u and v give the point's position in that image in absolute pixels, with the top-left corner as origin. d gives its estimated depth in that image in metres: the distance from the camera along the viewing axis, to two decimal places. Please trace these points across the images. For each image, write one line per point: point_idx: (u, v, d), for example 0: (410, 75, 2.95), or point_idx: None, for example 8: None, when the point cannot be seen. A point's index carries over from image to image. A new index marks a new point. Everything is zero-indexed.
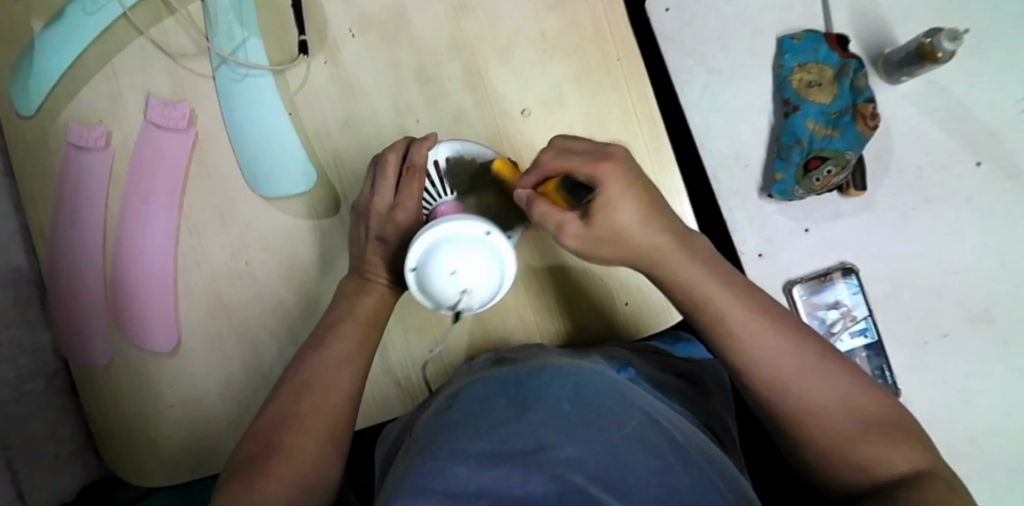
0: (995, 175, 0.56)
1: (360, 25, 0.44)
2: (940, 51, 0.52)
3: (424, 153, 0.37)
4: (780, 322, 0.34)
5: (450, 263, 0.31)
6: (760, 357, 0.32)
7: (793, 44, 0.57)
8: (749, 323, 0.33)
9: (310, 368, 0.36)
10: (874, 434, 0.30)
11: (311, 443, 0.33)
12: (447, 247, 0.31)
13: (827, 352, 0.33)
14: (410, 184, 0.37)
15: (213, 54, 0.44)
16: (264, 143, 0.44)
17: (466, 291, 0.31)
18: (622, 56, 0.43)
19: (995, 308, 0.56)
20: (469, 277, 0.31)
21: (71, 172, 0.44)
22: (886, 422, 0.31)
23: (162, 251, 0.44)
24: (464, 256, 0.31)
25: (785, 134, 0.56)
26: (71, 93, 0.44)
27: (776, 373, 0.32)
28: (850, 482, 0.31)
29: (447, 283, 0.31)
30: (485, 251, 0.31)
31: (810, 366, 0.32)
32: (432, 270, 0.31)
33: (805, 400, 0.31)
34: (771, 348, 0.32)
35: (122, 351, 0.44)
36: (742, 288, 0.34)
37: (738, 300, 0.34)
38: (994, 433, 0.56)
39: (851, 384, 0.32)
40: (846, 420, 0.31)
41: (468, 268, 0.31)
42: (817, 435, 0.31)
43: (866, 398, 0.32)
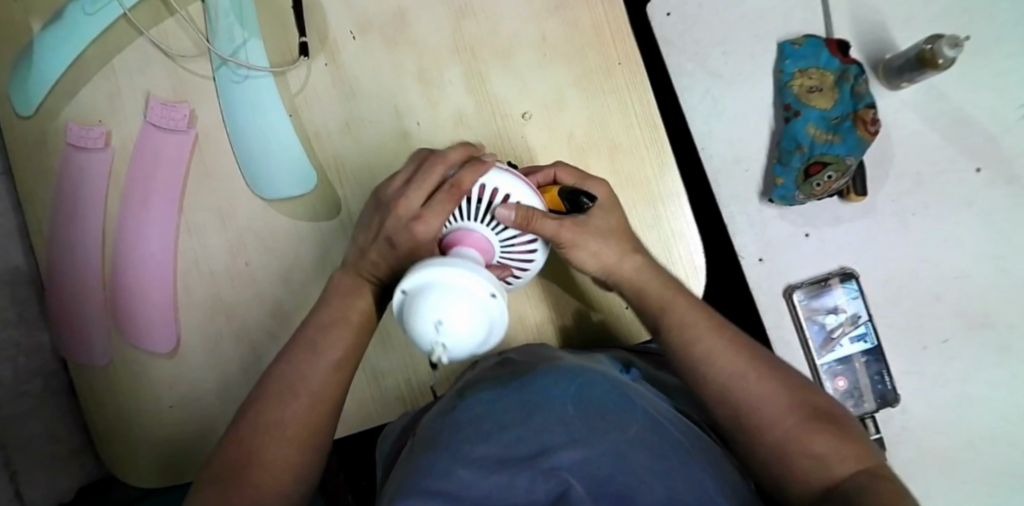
0: (994, 181, 0.56)
1: (360, 27, 0.44)
2: (941, 57, 0.52)
3: (472, 179, 0.34)
4: (718, 332, 0.36)
5: (435, 313, 0.27)
6: (699, 356, 0.35)
7: (795, 48, 0.57)
8: (692, 329, 0.36)
9: (293, 372, 0.35)
10: (819, 430, 0.30)
11: (290, 454, 0.33)
12: (443, 291, 0.28)
13: (763, 360, 0.34)
14: (444, 202, 0.34)
15: (213, 55, 0.44)
16: (264, 145, 0.43)
17: (440, 345, 0.28)
18: (624, 60, 0.43)
19: (994, 313, 0.56)
20: (450, 335, 0.27)
21: (71, 172, 0.44)
22: (827, 419, 0.31)
23: (160, 253, 0.44)
24: (457, 309, 0.27)
25: (786, 138, 0.57)
26: (70, 92, 0.44)
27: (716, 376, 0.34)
28: (802, 487, 0.29)
29: (423, 329, 0.28)
30: (483, 312, 0.28)
31: (742, 365, 0.34)
32: (413, 309, 0.28)
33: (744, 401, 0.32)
34: (707, 351, 0.35)
35: (121, 351, 0.44)
36: (683, 306, 0.37)
37: (678, 314, 0.37)
38: (994, 439, 0.56)
39: (787, 383, 0.33)
40: (787, 417, 0.31)
41: (457, 323, 0.27)
42: (760, 435, 0.31)
43: (805, 397, 0.33)
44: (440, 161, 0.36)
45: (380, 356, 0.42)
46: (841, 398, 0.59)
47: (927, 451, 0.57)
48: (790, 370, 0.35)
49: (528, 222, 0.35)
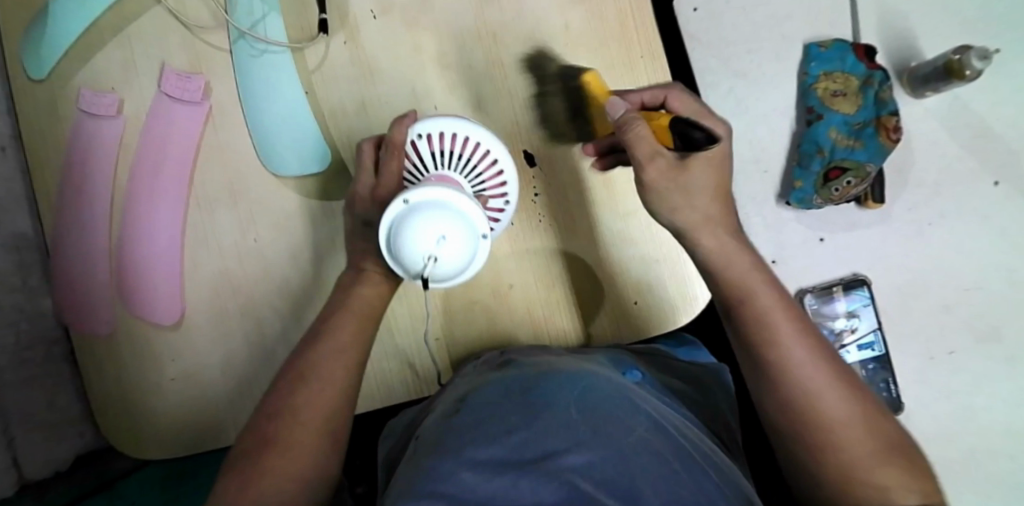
0: (1010, 194, 0.57)
1: (382, 6, 0.43)
2: (968, 69, 0.53)
3: (403, 130, 0.36)
4: (803, 338, 0.32)
5: (440, 226, 0.30)
6: (784, 359, 0.31)
7: (821, 50, 0.57)
8: (775, 330, 0.32)
9: (312, 359, 0.36)
10: (892, 461, 0.28)
11: (306, 438, 0.33)
12: (447, 213, 0.30)
13: (844, 376, 0.31)
14: (390, 162, 0.36)
15: (231, 27, 0.43)
16: (279, 121, 0.43)
17: (432, 258, 0.30)
18: (646, 53, 0.43)
19: (999, 326, 0.56)
20: (446, 250, 0.30)
21: (82, 138, 0.43)
22: (905, 456, 0.28)
23: (169, 225, 0.43)
24: (456, 232, 0.30)
25: (806, 141, 0.56)
26: (84, 58, 0.43)
27: (796, 386, 0.31)
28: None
29: (422, 240, 0.30)
30: (473, 244, 0.31)
31: (828, 376, 0.31)
32: (418, 217, 0.30)
33: (823, 417, 0.29)
34: (797, 357, 0.31)
35: (125, 322, 0.44)
36: (774, 304, 0.34)
37: (765, 309, 0.33)
38: (994, 451, 0.56)
39: (872, 410, 0.30)
40: (862, 443, 0.28)
41: (452, 244, 0.30)
42: (827, 454, 0.29)
43: (882, 424, 0.29)
44: (394, 147, 0.36)
45: (386, 339, 0.42)
46: None
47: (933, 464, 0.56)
48: (872, 394, 0.31)
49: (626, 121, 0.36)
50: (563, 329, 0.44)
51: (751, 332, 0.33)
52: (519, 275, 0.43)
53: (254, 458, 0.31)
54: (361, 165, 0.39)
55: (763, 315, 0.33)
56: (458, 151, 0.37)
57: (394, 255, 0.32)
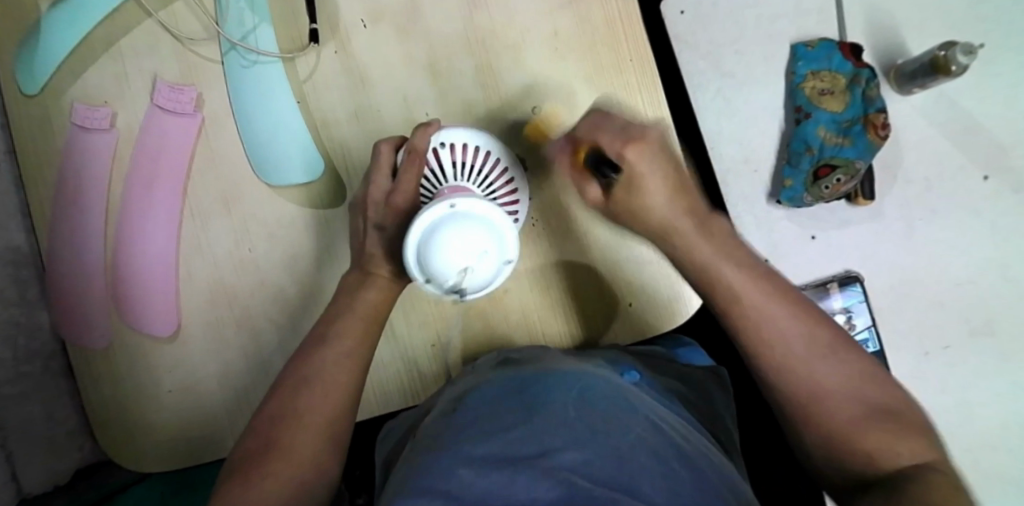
0: (1002, 189, 0.56)
1: (371, 15, 0.44)
2: (954, 64, 0.53)
3: (426, 138, 0.36)
4: (781, 307, 0.31)
5: (483, 243, 0.30)
6: (758, 337, 0.31)
7: (808, 50, 0.56)
8: (749, 306, 0.31)
9: (312, 364, 0.35)
10: (879, 424, 0.28)
11: (309, 443, 0.33)
12: (485, 229, 0.31)
13: (833, 341, 0.31)
14: (410, 168, 0.36)
15: (223, 39, 0.44)
16: (272, 130, 0.43)
17: (466, 271, 0.30)
18: (636, 56, 0.43)
19: (995, 321, 0.56)
20: (481, 264, 0.31)
21: (75, 153, 0.44)
22: (894, 416, 0.29)
23: (165, 237, 0.44)
24: (490, 250, 0.31)
25: (795, 141, 0.56)
26: (77, 72, 0.43)
27: (772, 363, 0.30)
28: (847, 471, 0.28)
29: (462, 252, 0.30)
30: (496, 265, 0.32)
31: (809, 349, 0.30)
32: (464, 229, 0.30)
33: (805, 391, 0.29)
34: (777, 327, 0.31)
35: (121, 335, 0.44)
36: (747, 274, 0.32)
37: (735, 285, 0.32)
38: (992, 446, 0.56)
39: (858, 370, 0.30)
40: (847, 411, 0.29)
41: (484, 261, 0.31)
42: (814, 423, 0.29)
43: (869, 388, 0.29)
44: (414, 153, 0.36)
45: (383, 345, 0.42)
46: None
47: None
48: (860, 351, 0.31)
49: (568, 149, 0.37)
50: (557, 334, 0.44)
51: (723, 313, 0.32)
52: (515, 280, 0.43)
53: (258, 461, 0.31)
54: (377, 167, 0.38)
55: (741, 298, 0.32)
56: (473, 163, 0.40)
57: (422, 256, 0.31)
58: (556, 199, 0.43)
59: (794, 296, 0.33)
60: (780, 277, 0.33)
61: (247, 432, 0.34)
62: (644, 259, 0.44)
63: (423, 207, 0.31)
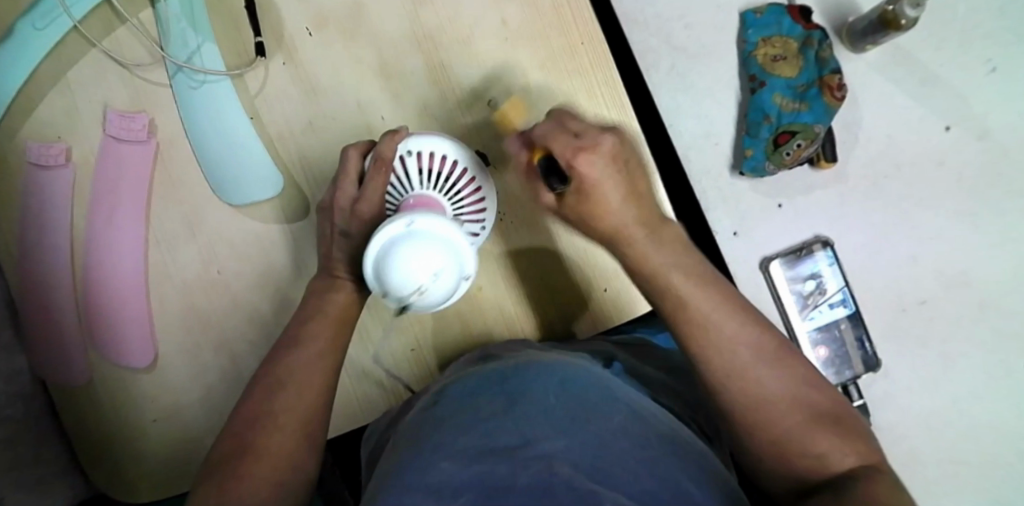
0: (966, 138, 0.55)
1: (316, 21, 0.43)
2: (903, 18, 0.51)
3: (394, 147, 0.36)
4: (733, 317, 0.33)
5: (438, 263, 0.30)
6: (709, 350, 0.32)
7: (757, 17, 0.56)
8: (699, 318, 0.32)
9: (286, 364, 0.35)
10: (822, 427, 0.30)
11: (285, 441, 0.33)
12: (442, 247, 0.30)
13: (779, 351, 0.32)
14: (377, 177, 0.36)
15: (168, 61, 0.43)
16: (225, 148, 0.43)
17: (420, 289, 0.30)
18: (586, 38, 0.42)
19: (972, 272, 0.56)
20: (437, 283, 0.30)
21: (33, 192, 0.43)
22: (830, 417, 0.31)
23: (132, 267, 0.43)
24: (447, 268, 0.30)
25: (753, 109, 0.55)
26: (25, 110, 0.43)
27: (718, 370, 0.32)
28: (792, 475, 0.30)
29: (416, 270, 0.29)
30: (452, 282, 0.31)
31: (759, 360, 0.32)
32: (420, 248, 0.30)
33: (752, 397, 0.31)
34: (725, 335, 0.32)
35: (99, 369, 0.43)
36: (699, 290, 0.33)
37: (692, 304, 0.33)
38: (976, 396, 0.56)
39: (798, 376, 0.32)
40: (791, 417, 0.30)
41: (443, 278, 0.30)
42: (762, 428, 0.30)
43: (812, 395, 0.31)
44: (381, 162, 0.36)
45: (358, 353, 0.42)
46: (825, 366, 0.58)
47: (910, 410, 0.56)
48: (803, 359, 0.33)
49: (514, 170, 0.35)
50: (534, 327, 0.44)
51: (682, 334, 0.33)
52: (486, 276, 0.43)
53: (236, 460, 0.31)
54: (343, 174, 0.38)
55: (694, 313, 0.32)
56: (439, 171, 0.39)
57: (377, 272, 0.31)
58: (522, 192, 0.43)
59: (742, 304, 0.34)
60: (730, 286, 0.35)
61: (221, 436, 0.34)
62: None
63: (381, 224, 0.31)
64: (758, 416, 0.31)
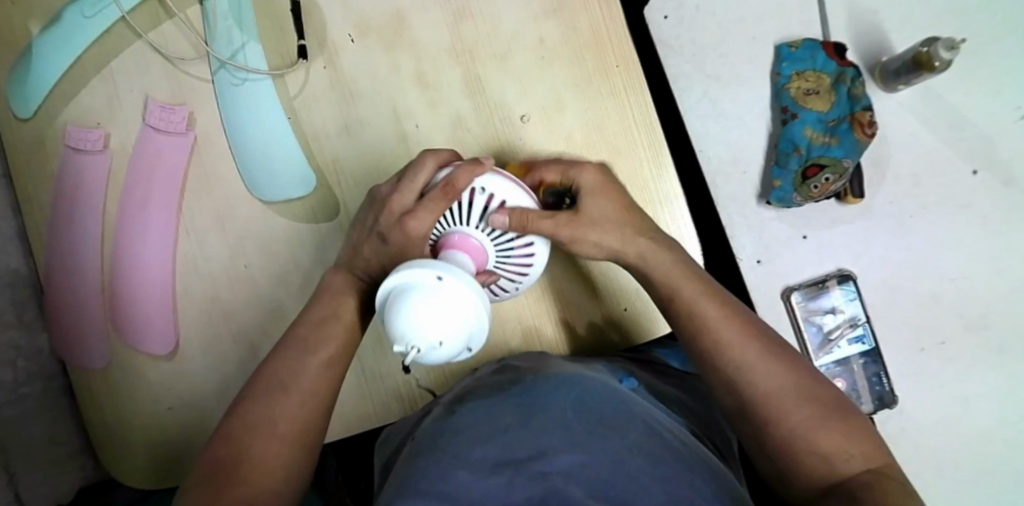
0: (992, 183, 0.56)
1: (359, 29, 0.44)
2: (937, 60, 0.52)
3: (463, 182, 0.33)
4: (734, 320, 0.35)
5: (447, 335, 0.26)
6: (720, 354, 0.34)
7: (792, 51, 0.56)
8: (706, 316, 0.35)
9: (290, 367, 0.35)
10: (831, 425, 0.31)
11: (282, 448, 0.33)
12: (461, 322, 0.27)
13: (782, 353, 0.34)
14: (430, 203, 0.33)
15: (212, 57, 0.44)
16: (263, 145, 0.44)
17: (414, 347, 0.26)
18: (621, 63, 0.43)
19: (991, 315, 0.56)
20: (437, 348, 0.27)
21: (70, 175, 0.44)
22: (839, 413, 0.31)
23: (160, 255, 0.44)
24: (454, 341, 0.27)
25: (783, 141, 0.56)
26: (69, 95, 0.44)
27: (727, 367, 0.33)
28: (808, 480, 0.30)
29: (422, 332, 0.26)
30: (451, 355, 0.28)
31: (762, 358, 0.33)
32: (433, 312, 0.26)
33: (761, 396, 0.32)
34: (726, 335, 0.34)
35: (119, 354, 0.44)
36: (701, 294, 0.36)
37: (701, 304, 0.35)
38: (991, 441, 0.55)
39: (805, 374, 0.33)
40: (797, 415, 0.31)
41: (445, 349, 0.27)
42: (770, 426, 0.31)
43: (817, 393, 0.32)
44: (448, 190, 0.33)
45: (376, 357, 0.43)
46: None
47: (926, 452, 0.56)
48: (803, 362, 0.34)
49: (524, 224, 0.34)
50: (554, 342, 0.44)
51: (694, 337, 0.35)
52: None
53: (232, 469, 0.31)
54: (410, 177, 0.35)
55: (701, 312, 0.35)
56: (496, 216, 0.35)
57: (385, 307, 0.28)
58: None
59: (742, 310, 0.36)
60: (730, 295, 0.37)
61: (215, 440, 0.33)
62: None
63: (414, 263, 0.28)
64: (765, 413, 0.32)
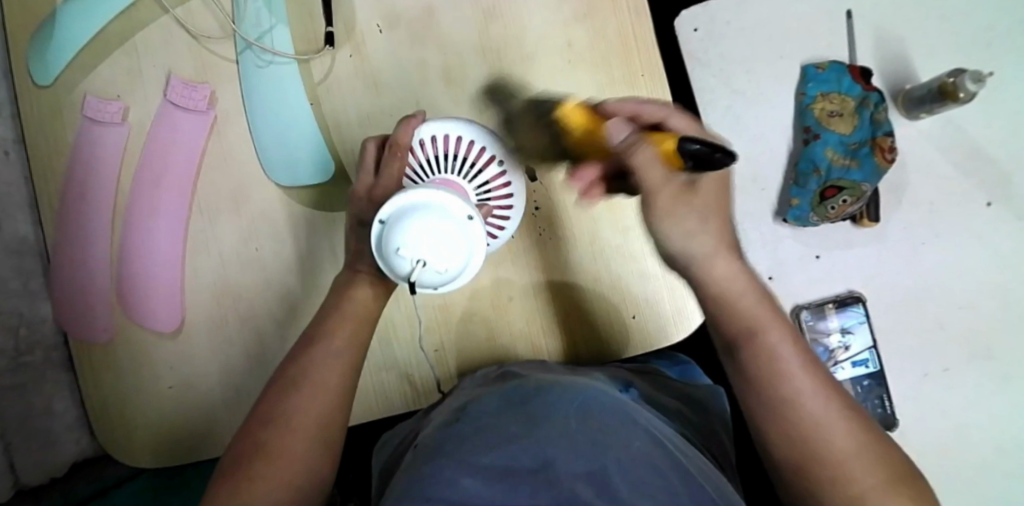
0: (1005, 215, 0.56)
1: (387, 20, 0.44)
2: (961, 91, 0.52)
3: (408, 131, 0.36)
4: (807, 367, 0.32)
5: (447, 260, 0.29)
6: (787, 403, 0.31)
7: (819, 72, 0.56)
8: (777, 358, 0.32)
9: (302, 363, 0.35)
10: (898, 495, 0.27)
11: (299, 443, 0.33)
12: (461, 262, 0.30)
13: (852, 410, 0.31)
14: (392, 160, 0.35)
15: (239, 39, 0.44)
16: (287, 130, 0.44)
17: (420, 261, 0.29)
18: (648, 71, 0.43)
19: (995, 346, 0.56)
20: (429, 267, 0.29)
21: (87, 146, 0.44)
22: (903, 483, 0.28)
23: (172, 233, 0.44)
24: (444, 267, 0.29)
25: (804, 160, 0.57)
26: (90, 66, 0.44)
27: (794, 415, 0.30)
28: None
29: (432, 243, 0.29)
30: (433, 277, 0.29)
31: (831, 410, 0.30)
32: (450, 238, 0.29)
33: (826, 449, 0.29)
34: (791, 379, 0.31)
35: (122, 329, 0.44)
36: (775, 332, 0.33)
37: (771, 343, 0.32)
38: (989, 470, 0.55)
39: (871, 436, 0.30)
40: (861, 476, 0.28)
41: (434, 269, 0.29)
42: (828, 483, 0.28)
43: (887, 458, 0.29)
44: (396, 147, 0.35)
45: (382, 350, 0.43)
46: None
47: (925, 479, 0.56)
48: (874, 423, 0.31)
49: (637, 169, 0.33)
50: (559, 347, 0.44)
51: (753, 372, 0.32)
52: (519, 288, 0.44)
53: (248, 463, 0.31)
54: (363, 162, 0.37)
55: (771, 352, 0.32)
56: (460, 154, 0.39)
57: (402, 212, 0.30)
58: (562, 211, 0.44)
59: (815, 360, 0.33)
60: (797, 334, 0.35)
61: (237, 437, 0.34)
62: (650, 272, 0.44)
63: (453, 197, 0.31)
64: (826, 466, 0.28)
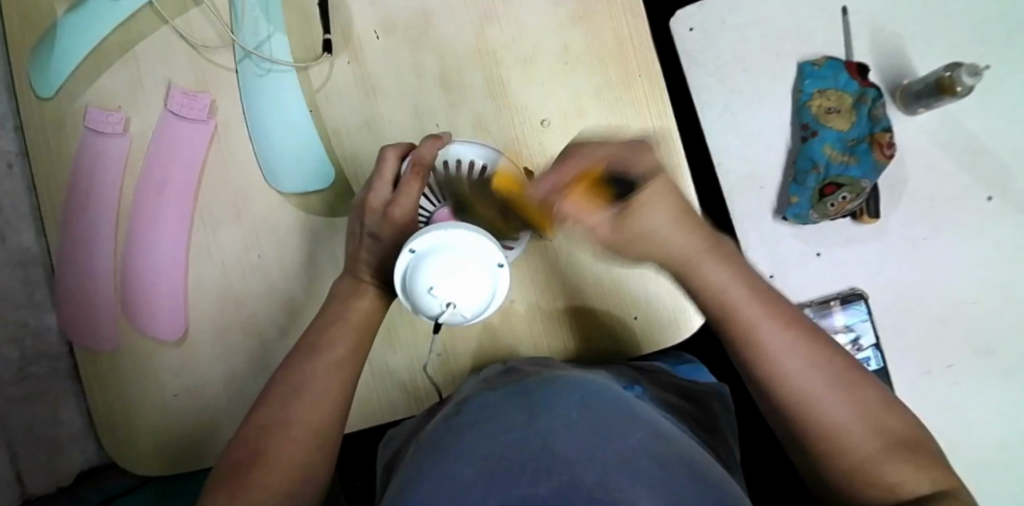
0: (1005, 209, 0.56)
1: (385, 27, 0.44)
2: (959, 84, 0.52)
3: (432, 152, 0.36)
4: (811, 337, 0.33)
5: (471, 304, 0.30)
6: (785, 372, 0.32)
7: (815, 69, 0.56)
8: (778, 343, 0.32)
9: (301, 371, 0.35)
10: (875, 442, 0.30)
11: (296, 451, 0.33)
12: (483, 306, 0.31)
13: (852, 377, 0.32)
14: (412, 181, 0.36)
15: (237, 48, 0.44)
16: (286, 137, 0.44)
17: (451, 305, 0.30)
18: (644, 72, 0.44)
19: (998, 342, 0.56)
20: (453, 313, 0.30)
21: (89, 156, 0.44)
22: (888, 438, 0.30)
23: (175, 241, 0.44)
24: (469, 310, 0.30)
25: (802, 158, 0.57)
26: (91, 77, 0.44)
27: (792, 376, 0.32)
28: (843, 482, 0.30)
29: (461, 289, 0.30)
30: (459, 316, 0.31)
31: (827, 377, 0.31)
32: (476, 288, 0.30)
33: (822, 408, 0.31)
34: (788, 343, 0.32)
35: (126, 339, 0.44)
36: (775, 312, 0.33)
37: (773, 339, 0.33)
38: (993, 466, 0.55)
39: (863, 399, 0.31)
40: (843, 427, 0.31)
41: (460, 311, 0.30)
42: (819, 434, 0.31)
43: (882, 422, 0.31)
44: (418, 167, 0.36)
45: (385, 353, 0.43)
46: None
47: None
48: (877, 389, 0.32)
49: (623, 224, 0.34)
50: (563, 347, 0.44)
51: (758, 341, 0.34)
52: (521, 290, 0.44)
53: (246, 469, 0.32)
54: (378, 174, 0.37)
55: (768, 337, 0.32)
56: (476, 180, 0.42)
57: (437, 249, 0.30)
58: None
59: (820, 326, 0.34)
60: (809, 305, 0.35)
61: (234, 441, 0.34)
62: (653, 271, 0.44)
63: (484, 240, 0.31)
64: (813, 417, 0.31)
